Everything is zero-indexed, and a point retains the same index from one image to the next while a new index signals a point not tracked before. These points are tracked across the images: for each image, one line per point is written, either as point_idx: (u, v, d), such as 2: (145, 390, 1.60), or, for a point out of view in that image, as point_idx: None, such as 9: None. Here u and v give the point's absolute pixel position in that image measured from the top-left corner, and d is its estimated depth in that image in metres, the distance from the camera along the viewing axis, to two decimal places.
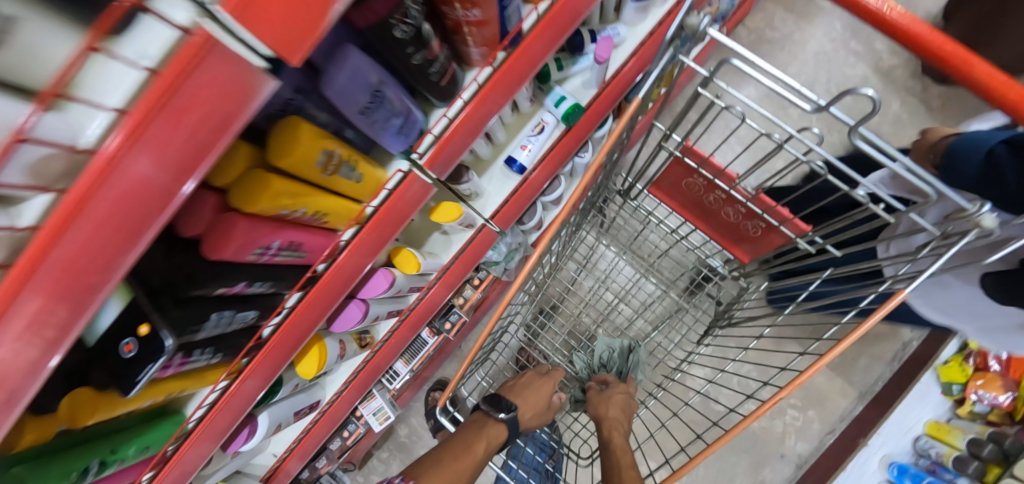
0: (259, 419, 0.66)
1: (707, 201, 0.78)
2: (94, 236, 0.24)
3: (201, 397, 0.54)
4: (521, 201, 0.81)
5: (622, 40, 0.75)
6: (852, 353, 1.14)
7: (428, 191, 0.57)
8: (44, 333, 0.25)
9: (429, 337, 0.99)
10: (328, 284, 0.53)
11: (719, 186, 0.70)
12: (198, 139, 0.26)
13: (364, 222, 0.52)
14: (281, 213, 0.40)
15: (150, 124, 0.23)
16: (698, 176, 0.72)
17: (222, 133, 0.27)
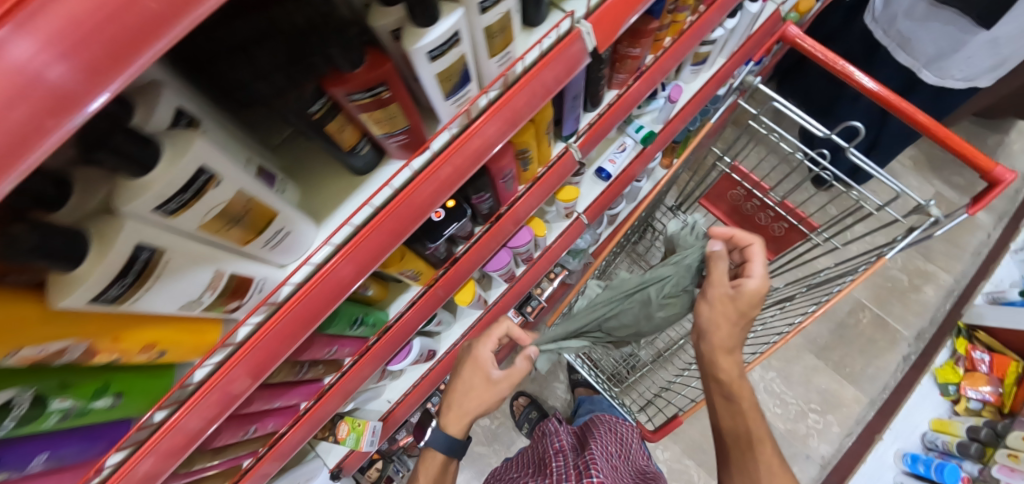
0: (410, 345, 0.85)
1: (745, 208, 1.05)
2: (473, 150, 0.46)
3: (403, 301, 0.75)
4: (605, 201, 1.05)
5: (684, 93, 1.05)
6: (860, 363, 1.33)
7: (571, 171, 0.81)
8: (455, 174, 0.46)
9: (513, 317, 1.15)
10: (507, 221, 0.74)
11: (756, 193, 0.97)
12: (544, 85, 0.48)
13: (536, 180, 0.76)
14: (520, 150, 0.63)
15: (520, 90, 0.47)
16: (741, 188, 1.00)
17: (554, 86, 0.49)
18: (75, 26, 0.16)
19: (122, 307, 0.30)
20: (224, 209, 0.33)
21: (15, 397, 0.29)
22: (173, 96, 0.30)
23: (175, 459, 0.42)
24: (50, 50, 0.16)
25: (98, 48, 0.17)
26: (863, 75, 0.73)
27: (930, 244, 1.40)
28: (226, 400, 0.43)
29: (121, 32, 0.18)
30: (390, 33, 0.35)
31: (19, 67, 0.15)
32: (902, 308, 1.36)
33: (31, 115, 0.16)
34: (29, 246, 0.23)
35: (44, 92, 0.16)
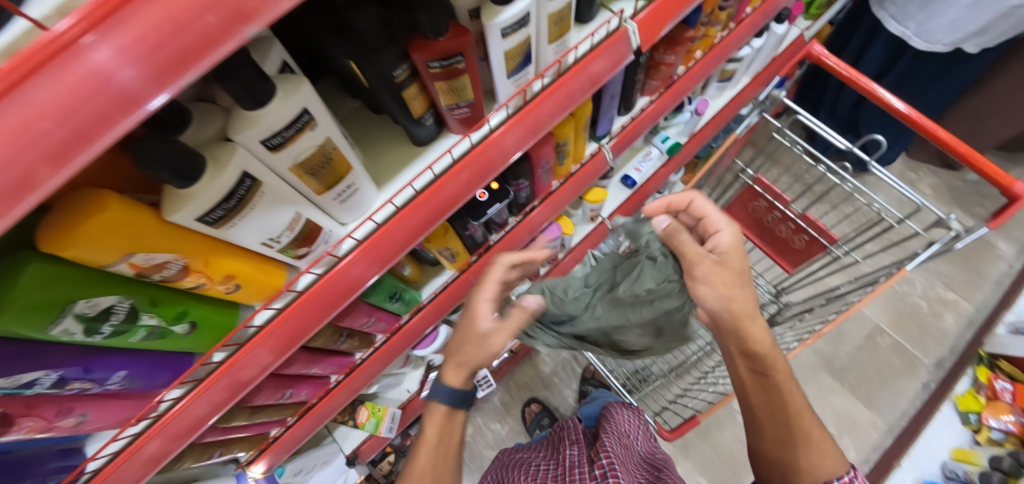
0: (436, 332, 0.88)
1: (766, 220, 1.06)
2: (517, 137, 0.49)
3: (435, 284, 0.77)
4: (629, 208, 1.09)
5: (709, 108, 1.09)
6: (878, 388, 1.30)
7: (604, 170, 0.84)
8: (506, 150, 0.49)
9: None
10: (539, 213, 0.77)
11: (776, 205, 1.00)
12: (594, 73, 0.52)
13: (569, 176, 0.80)
14: (559, 142, 0.67)
15: (572, 77, 0.50)
16: (762, 200, 1.02)
17: (601, 77, 0.53)
18: (148, 39, 0.19)
19: (219, 232, 0.33)
20: (312, 154, 0.36)
21: (116, 304, 0.32)
22: (280, 50, 0.34)
23: (217, 410, 0.45)
24: (127, 55, 0.18)
25: (168, 53, 0.19)
26: (889, 93, 0.76)
27: (949, 272, 1.41)
28: (233, 387, 0.45)
29: (189, 40, 0.20)
30: (468, 13, 0.40)
31: (95, 69, 0.18)
32: (922, 335, 1.35)
33: (102, 109, 0.18)
34: (160, 153, 0.27)
35: (114, 91, 0.18)
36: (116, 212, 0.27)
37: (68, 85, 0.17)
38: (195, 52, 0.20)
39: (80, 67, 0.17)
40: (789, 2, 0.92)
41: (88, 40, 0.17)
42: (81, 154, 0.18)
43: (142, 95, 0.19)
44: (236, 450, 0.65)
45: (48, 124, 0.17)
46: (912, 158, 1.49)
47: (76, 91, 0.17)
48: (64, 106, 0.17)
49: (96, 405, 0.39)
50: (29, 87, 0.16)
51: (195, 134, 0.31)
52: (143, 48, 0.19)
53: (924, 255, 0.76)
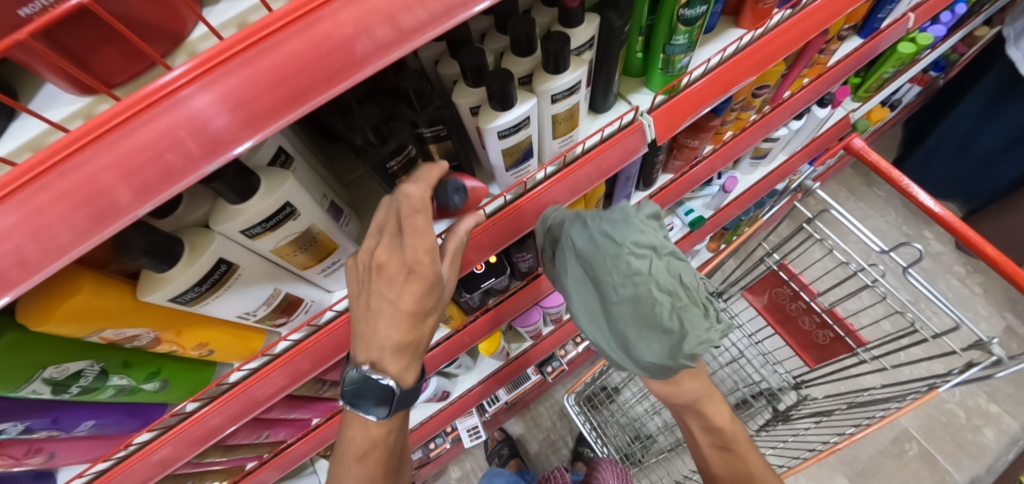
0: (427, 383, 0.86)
1: (789, 308, 1.00)
2: (520, 219, 0.49)
3: None
4: None
5: (739, 184, 1.05)
6: None
7: None
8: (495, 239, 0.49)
9: (531, 374, 1.11)
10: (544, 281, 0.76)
11: (802, 295, 0.95)
12: (601, 165, 0.51)
13: None
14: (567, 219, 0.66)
15: (576, 169, 0.50)
16: (786, 287, 0.98)
17: (607, 171, 0.52)
18: (240, 91, 0.21)
19: (194, 309, 0.34)
20: (297, 237, 0.37)
21: (85, 368, 0.34)
22: (277, 137, 0.36)
23: (236, 421, 0.45)
24: (218, 104, 0.21)
25: (258, 106, 0.22)
26: (922, 193, 0.73)
27: (995, 383, 1.23)
28: (249, 404, 0.46)
29: (281, 94, 0.22)
30: (469, 109, 0.40)
31: (192, 115, 0.21)
32: (955, 447, 1.19)
33: (186, 152, 0.21)
34: (140, 246, 0.28)
35: (205, 133, 0.21)
36: (89, 295, 0.29)
37: (165, 124, 0.20)
38: (228, 138, 0.22)
39: (179, 112, 0.20)
40: (832, 87, 0.88)
41: (190, 91, 0.20)
42: (168, 187, 0.21)
43: (131, 204, 0.21)
44: (209, 480, 0.64)
45: (133, 166, 0.20)
46: (963, 251, 1.35)
47: (170, 131, 0.20)
48: (106, 178, 0.20)
49: (65, 444, 0.41)
50: (133, 127, 0.20)
51: (180, 217, 0.32)
52: (234, 102, 0.21)
53: (959, 377, 0.69)
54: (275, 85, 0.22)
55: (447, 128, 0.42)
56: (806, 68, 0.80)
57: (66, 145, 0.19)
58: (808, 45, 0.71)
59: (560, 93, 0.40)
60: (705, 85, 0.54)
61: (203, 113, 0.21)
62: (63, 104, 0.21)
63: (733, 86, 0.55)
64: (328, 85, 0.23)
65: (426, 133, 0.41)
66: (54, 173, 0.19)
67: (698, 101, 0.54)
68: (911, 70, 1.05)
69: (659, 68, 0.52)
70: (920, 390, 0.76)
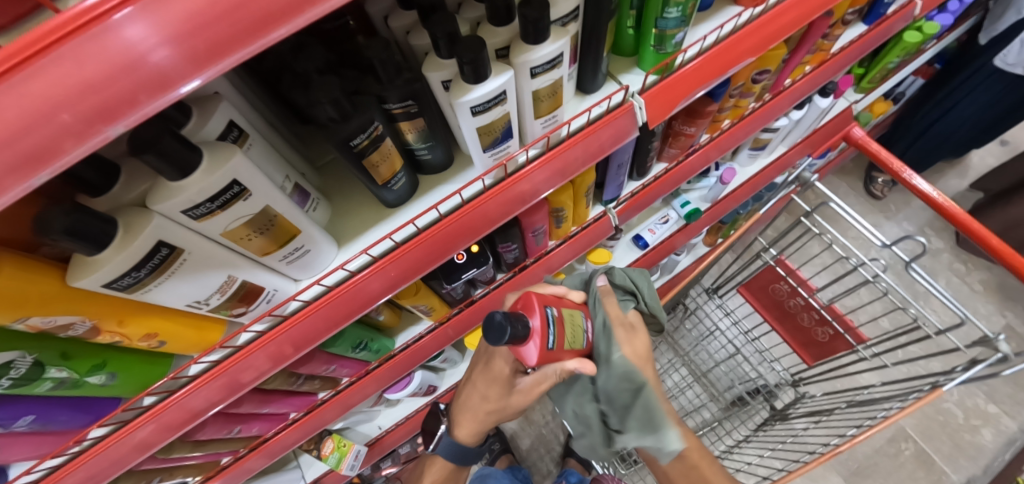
0: (411, 376, 0.84)
1: (787, 305, 0.98)
2: (499, 206, 0.46)
3: (411, 333, 0.73)
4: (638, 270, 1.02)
5: (737, 176, 1.02)
6: None
7: (608, 233, 0.79)
8: (475, 230, 0.46)
9: None
10: (531, 273, 0.72)
11: (800, 292, 0.92)
12: (589, 148, 0.48)
13: (568, 238, 0.75)
14: (555, 208, 0.62)
15: (561, 152, 0.47)
16: (784, 283, 0.95)
17: (600, 151, 0.49)
18: (185, 18, 0.19)
19: (134, 297, 0.31)
20: (252, 219, 0.34)
21: (16, 359, 0.31)
22: (227, 109, 0.33)
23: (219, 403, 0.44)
24: (159, 34, 0.18)
25: (204, 38, 0.20)
26: (926, 182, 0.70)
27: (994, 383, 1.21)
28: (231, 385, 0.43)
29: (226, 28, 0.20)
30: (441, 83, 0.37)
31: (127, 46, 0.18)
32: (953, 448, 1.17)
33: (128, 89, 0.18)
34: (62, 225, 0.25)
35: (149, 71, 0.19)
36: (6, 279, 0.26)
37: (100, 56, 0.18)
38: (175, 74, 0.19)
39: (112, 41, 0.18)
40: (836, 75, 0.85)
41: (122, 16, 0.18)
42: (106, 128, 0.19)
43: (19, 170, 0.17)
44: (180, 476, 0.62)
45: (37, 117, 0.17)
46: (964, 249, 1.32)
47: (107, 65, 0.18)
48: (34, 114, 0.17)
49: (8, 441, 0.38)
50: (51, 60, 0.17)
51: (115, 197, 0.30)
52: (180, 31, 0.19)
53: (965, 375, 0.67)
54: (227, 14, 0.20)
55: (417, 104, 0.38)
56: (809, 54, 0.77)
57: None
58: (812, 28, 0.68)
59: (540, 67, 0.37)
60: (701, 65, 0.50)
61: (143, 44, 0.18)
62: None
63: (731, 67, 0.52)
64: (278, 23, 0.21)
65: (395, 110, 0.38)
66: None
67: (691, 83, 0.51)
68: (917, 60, 1.02)
69: (652, 45, 0.48)
70: (924, 389, 0.74)
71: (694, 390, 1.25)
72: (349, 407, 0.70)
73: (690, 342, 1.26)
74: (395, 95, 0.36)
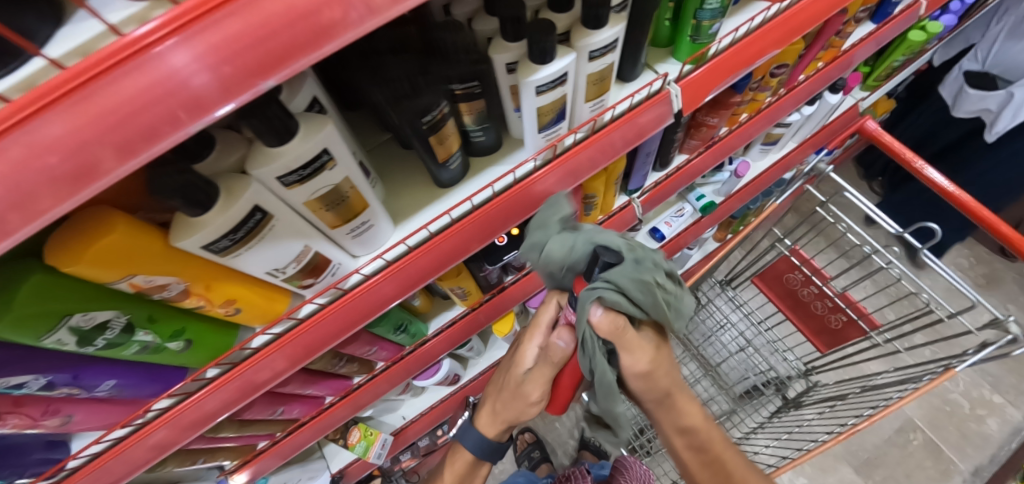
0: (439, 364, 0.86)
1: (801, 294, 1.01)
2: (550, 184, 0.48)
3: (444, 319, 0.75)
4: None
5: (750, 170, 1.05)
6: None
7: (632, 223, 0.82)
8: (524, 210, 0.48)
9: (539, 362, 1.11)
10: None
11: (814, 280, 0.96)
12: (632, 131, 0.51)
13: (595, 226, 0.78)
14: (587, 195, 0.65)
15: (605, 135, 0.49)
16: (798, 272, 0.99)
17: (643, 133, 0.52)
18: (223, 46, 0.20)
19: (225, 260, 0.33)
20: (330, 190, 0.36)
21: (112, 319, 0.32)
22: (312, 86, 0.35)
23: (231, 407, 0.44)
24: (200, 60, 0.20)
25: (241, 63, 0.21)
26: (937, 173, 0.73)
27: (998, 373, 1.25)
28: (246, 388, 0.44)
29: (260, 54, 0.21)
30: (505, 66, 0.39)
31: (170, 73, 0.19)
32: (959, 437, 1.20)
33: (164, 116, 0.20)
34: (173, 185, 0.27)
35: (186, 93, 0.20)
36: (121, 236, 0.27)
37: (141, 84, 0.19)
38: (213, 97, 0.21)
39: (156, 69, 0.19)
40: (845, 72, 0.89)
41: (168, 46, 0.19)
42: (148, 148, 0.20)
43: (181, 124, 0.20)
44: (221, 458, 0.63)
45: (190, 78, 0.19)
46: (966, 244, 1.36)
47: (147, 91, 0.19)
48: (128, 107, 0.19)
49: (84, 407, 0.39)
50: (96, 89, 0.18)
51: (214, 163, 0.31)
52: (217, 58, 0.20)
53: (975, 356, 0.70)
54: (260, 42, 0.21)
55: (481, 84, 0.41)
56: (822, 51, 0.80)
57: (14, 112, 0.17)
58: (827, 24, 0.71)
59: (598, 51, 0.39)
60: (732, 55, 0.53)
61: (180, 72, 0.19)
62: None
63: (759, 58, 0.55)
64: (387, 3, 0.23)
65: (459, 90, 0.40)
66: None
67: (723, 72, 0.53)
68: (919, 60, 1.06)
69: (688, 35, 0.51)
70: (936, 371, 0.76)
71: (705, 385, 1.28)
72: (360, 407, 0.72)
73: (700, 336, 1.28)
74: (463, 76, 0.39)
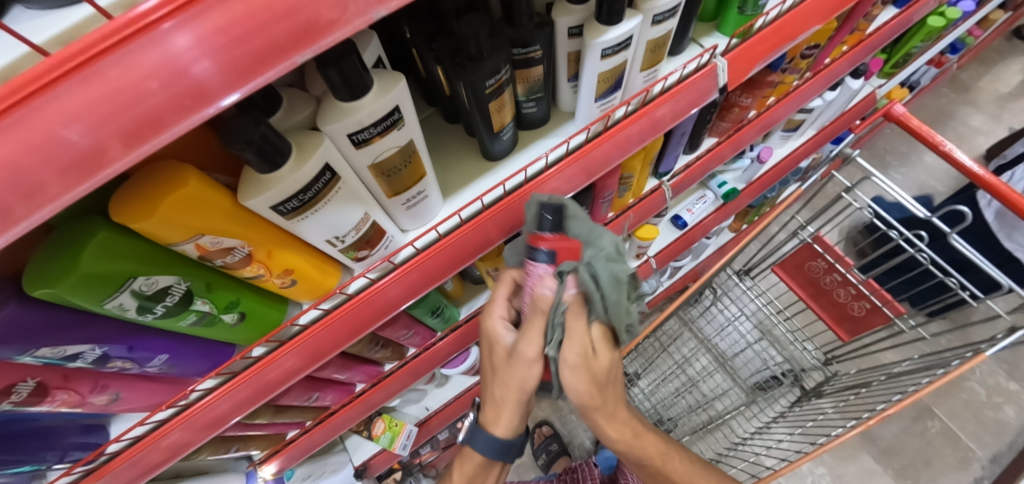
0: (466, 352, 0.85)
1: (823, 282, 1.00)
2: (601, 155, 0.47)
3: (475, 304, 0.74)
4: (676, 250, 1.05)
5: (771, 157, 1.05)
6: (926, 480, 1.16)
7: (661, 207, 0.81)
8: (565, 184, 0.47)
9: None
10: None
11: (837, 268, 0.93)
12: (681, 103, 0.50)
13: (626, 209, 0.77)
14: (624, 174, 0.64)
15: (658, 106, 0.48)
16: (821, 260, 0.96)
17: (690, 106, 0.51)
18: (223, 33, 0.18)
19: (289, 224, 0.32)
20: (393, 154, 0.34)
21: (173, 285, 0.31)
22: (377, 45, 0.34)
23: (242, 410, 0.43)
24: (201, 47, 0.18)
25: (243, 51, 0.19)
26: (964, 155, 0.71)
27: (1013, 360, 1.25)
28: (262, 387, 0.43)
29: (261, 43, 0.19)
30: (566, 29, 0.39)
31: (168, 58, 0.17)
32: (976, 424, 1.20)
33: (166, 104, 0.18)
34: (251, 136, 0.26)
35: (187, 83, 0.18)
36: (194, 191, 0.26)
37: (139, 68, 0.17)
38: (213, 87, 0.19)
39: (155, 52, 0.17)
40: (868, 56, 0.89)
41: (166, 28, 0.17)
42: (150, 140, 0.18)
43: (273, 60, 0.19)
44: (253, 447, 0.61)
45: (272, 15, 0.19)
46: None
47: (148, 76, 0.17)
48: (205, 48, 0.18)
49: (130, 385, 0.37)
50: (84, 75, 0.16)
51: (284, 118, 0.30)
52: (218, 47, 0.18)
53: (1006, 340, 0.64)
54: (257, 29, 0.19)
55: (541, 50, 0.39)
56: (847, 34, 0.80)
57: (101, 36, 0.16)
58: (858, 4, 0.71)
59: (661, 15, 0.39)
60: (778, 28, 0.52)
61: (179, 59, 0.17)
62: (34, 16, 0.18)
63: (804, 32, 0.53)
64: None
65: (518, 55, 0.39)
66: (70, 82, 0.16)
67: (770, 45, 0.52)
68: (935, 47, 1.07)
69: (737, 6, 0.51)
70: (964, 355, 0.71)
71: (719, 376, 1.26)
72: (372, 407, 0.70)
73: (714, 328, 1.27)
74: (525, 39, 0.37)
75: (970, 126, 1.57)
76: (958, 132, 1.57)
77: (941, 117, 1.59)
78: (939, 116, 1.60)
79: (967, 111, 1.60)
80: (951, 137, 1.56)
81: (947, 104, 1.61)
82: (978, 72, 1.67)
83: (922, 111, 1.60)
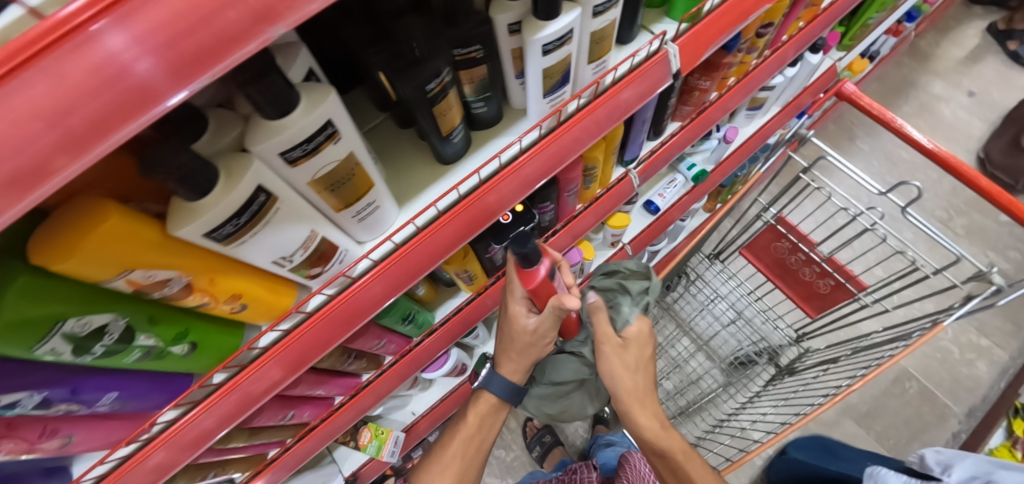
0: (447, 354, 0.85)
1: (789, 261, 1.00)
2: (549, 158, 0.47)
3: (449, 306, 0.75)
4: (651, 235, 1.06)
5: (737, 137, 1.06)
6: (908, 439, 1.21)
7: (629, 196, 0.81)
8: (513, 182, 0.46)
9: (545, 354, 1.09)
10: (561, 237, 0.75)
11: (801, 248, 0.95)
12: (634, 92, 0.49)
13: (594, 200, 0.77)
14: (587, 166, 0.64)
15: (609, 98, 0.47)
16: (785, 240, 0.97)
17: (643, 95, 0.50)
18: (165, 26, 0.17)
19: (227, 250, 0.31)
20: (334, 168, 0.33)
21: (110, 323, 0.30)
22: (307, 56, 0.33)
23: (229, 422, 0.42)
24: (141, 43, 0.16)
25: (186, 49, 0.17)
26: (915, 130, 0.72)
27: (983, 318, 1.31)
28: (244, 401, 0.42)
29: (205, 39, 0.18)
30: (505, 26, 0.37)
31: (110, 57, 0.16)
32: (952, 382, 1.26)
33: (107, 109, 0.16)
34: (172, 165, 0.24)
35: (131, 83, 0.17)
36: (116, 226, 0.25)
37: (77, 72, 0.15)
38: (162, 85, 0.17)
39: (90, 54, 0.15)
40: (825, 31, 0.89)
41: (100, 25, 0.15)
42: (92, 149, 0.17)
43: (222, 52, 0.19)
44: (231, 470, 0.60)
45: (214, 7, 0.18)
46: (946, 198, 1.40)
47: (85, 81, 0.15)
48: (144, 46, 0.16)
49: (84, 425, 0.36)
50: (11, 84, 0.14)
51: (210, 142, 0.29)
52: (162, 41, 0.17)
53: (962, 309, 0.63)
54: (202, 21, 0.18)
55: (482, 50, 0.39)
56: (802, 9, 0.80)
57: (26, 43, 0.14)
58: None
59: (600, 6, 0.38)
60: (728, 10, 0.51)
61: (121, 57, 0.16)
62: None
63: (749, 15, 0.53)
64: None
65: (459, 56, 0.38)
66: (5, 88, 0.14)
67: (719, 28, 0.52)
68: (892, 17, 1.09)
69: None
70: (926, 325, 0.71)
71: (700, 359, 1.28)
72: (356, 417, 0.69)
73: (692, 310, 1.29)
74: (465, 38, 0.37)
75: (931, 93, 1.61)
76: (920, 99, 1.60)
77: (903, 85, 1.63)
78: (902, 83, 1.63)
79: (927, 78, 1.64)
80: (914, 105, 1.59)
81: (908, 72, 1.65)
82: (935, 40, 1.70)
83: (884, 81, 1.63)
